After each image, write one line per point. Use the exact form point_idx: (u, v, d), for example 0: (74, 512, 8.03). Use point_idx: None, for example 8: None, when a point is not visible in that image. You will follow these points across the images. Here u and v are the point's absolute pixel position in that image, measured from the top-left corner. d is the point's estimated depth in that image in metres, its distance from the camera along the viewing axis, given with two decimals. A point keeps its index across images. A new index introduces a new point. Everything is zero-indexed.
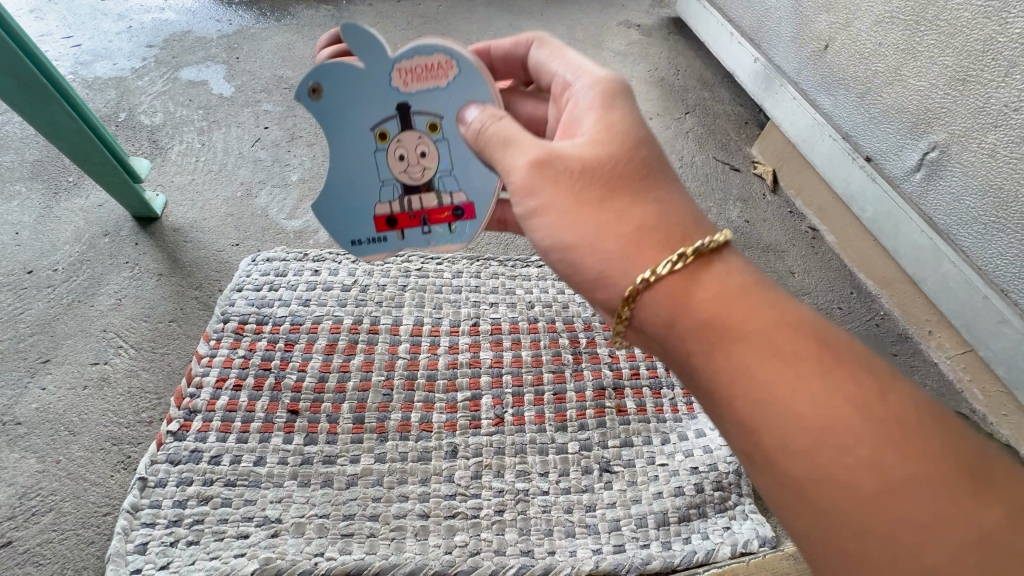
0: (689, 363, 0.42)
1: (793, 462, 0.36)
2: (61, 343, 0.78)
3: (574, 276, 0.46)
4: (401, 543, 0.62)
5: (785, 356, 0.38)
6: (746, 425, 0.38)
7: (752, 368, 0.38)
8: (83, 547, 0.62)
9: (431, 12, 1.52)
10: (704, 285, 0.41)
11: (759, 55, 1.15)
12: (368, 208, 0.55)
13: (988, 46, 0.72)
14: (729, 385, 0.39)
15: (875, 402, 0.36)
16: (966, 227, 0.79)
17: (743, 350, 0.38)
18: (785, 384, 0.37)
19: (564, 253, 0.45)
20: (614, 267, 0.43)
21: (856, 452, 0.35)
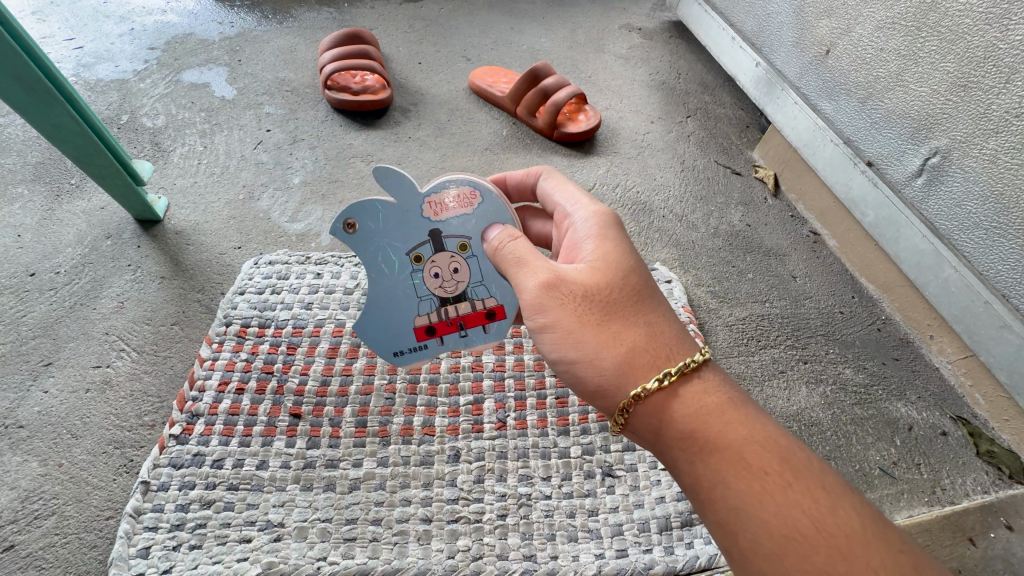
0: (674, 468, 0.44)
1: (763, 565, 0.38)
2: (63, 346, 0.78)
3: (577, 387, 0.47)
4: (403, 547, 0.62)
5: (758, 466, 0.40)
6: (723, 529, 0.40)
7: (729, 477, 0.40)
8: (86, 551, 0.61)
9: (433, 15, 1.52)
10: (685, 398, 0.43)
11: (761, 59, 1.16)
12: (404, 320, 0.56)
13: (989, 53, 0.72)
14: (708, 489, 0.41)
15: (838, 518, 0.38)
16: (967, 233, 0.79)
17: (722, 458, 0.41)
18: (758, 493, 0.39)
19: (568, 366, 0.46)
20: (615, 382, 0.44)
21: (820, 561, 0.36)
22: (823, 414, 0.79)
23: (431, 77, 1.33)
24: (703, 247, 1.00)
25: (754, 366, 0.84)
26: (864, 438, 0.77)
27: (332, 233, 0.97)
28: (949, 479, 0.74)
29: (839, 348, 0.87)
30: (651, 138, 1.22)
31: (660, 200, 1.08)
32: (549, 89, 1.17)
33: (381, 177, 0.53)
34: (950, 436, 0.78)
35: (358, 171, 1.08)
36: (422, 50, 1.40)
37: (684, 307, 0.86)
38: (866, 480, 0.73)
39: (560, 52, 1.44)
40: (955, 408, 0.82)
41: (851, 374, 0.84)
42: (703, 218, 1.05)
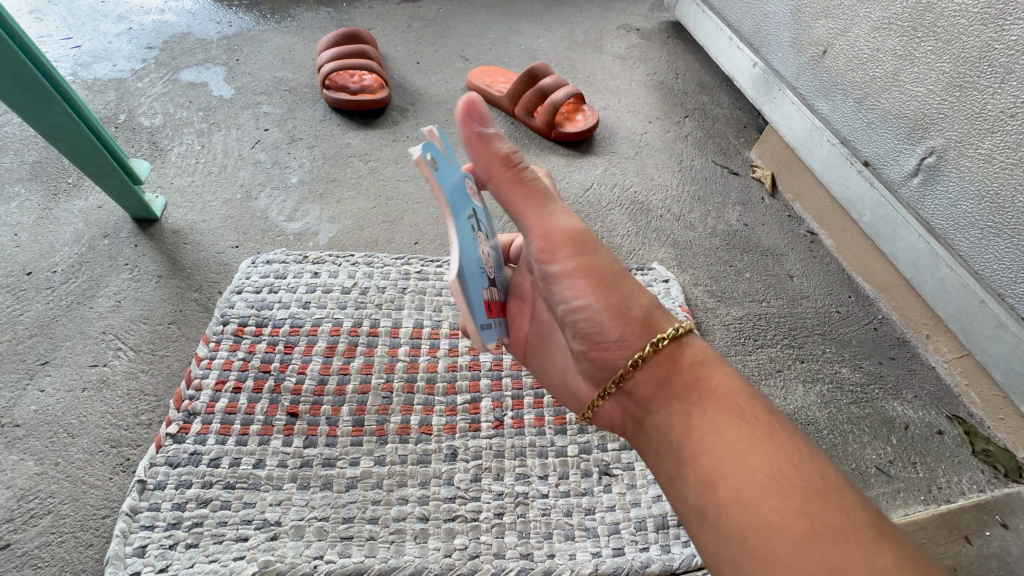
0: (663, 422, 0.44)
1: (741, 511, 0.37)
2: (60, 345, 0.78)
3: (591, 336, 0.47)
4: (400, 546, 0.62)
5: (748, 417, 0.41)
6: (705, 476, 0.39)
7: (719, 424, 0.41)
8: (82, 550, 0.61)
9: (431, 15, 1.52)
10: (687, 353, 0.45)
11: (758, 60, 1.16)
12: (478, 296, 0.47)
13: (984, 53, 0.73)
14: (695, 438, 0.41)
15: (821, 472, 0.38)
16: (963, 232, 0.80)
17: (715, 407, 0.42)
18: (746, 440, 0.39)
19: (591, 313, 0.46)
20: (638, 331, 0.46)
21: (800, 506, 0.36)
22: (819, 413, 0.79)
23: (430, 77, 1.33)
24: (700, 246, 1.00)
25: (750, 365, 0.84)
26: (860, 437, 0.77)
27: (330, 232, 0.97)
28: (945, 477, 0.74)
29: (835, 347, 0.87)
30: (649, 138, 1.22)
31: (657, 200, 1.08)
32: (547, 89, 1.17)
33: (445, 135, 0.45)
34: (946, 435, 0.78)
35: (356, 171, 1.08)
36: (420, 50, 1.40)
37: (681, 306, 0.86)
38: (862, 479, 0.73)
39: (558, 53, 1.44)
40: (952, 407, 0.82)
41: (847, 373, 0.84)
42: (700, 217, 1.05)
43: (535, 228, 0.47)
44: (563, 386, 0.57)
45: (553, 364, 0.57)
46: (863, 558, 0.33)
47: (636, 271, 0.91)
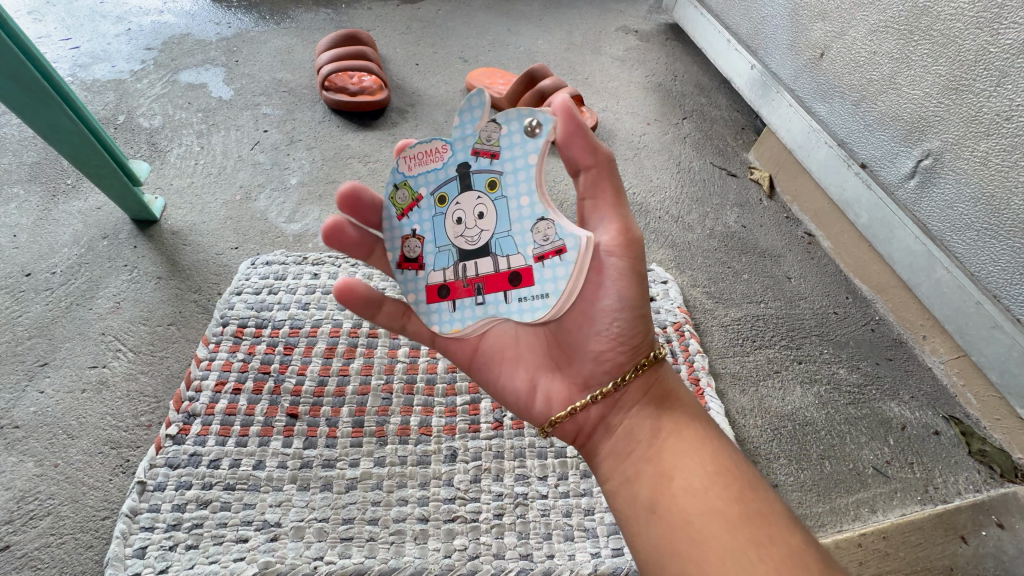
0: (633, 426, 0.50)
1: (689, 500, 0.45)
2: (59, 346, 0.78)
3: (614, 342, 0.51)
4: (401, 547, 0.62)
5: (703, 429, 0.49)
6: (664, 471, 0.47)
7: (681, 431, 0.49)
8: (82, 551, 0.61)
9: (430, 16, 1.53)
10: (663, 373, 0.53)
11: (756, 62, 1.17)
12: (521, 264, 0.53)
13: (980, 56, 0.73)
14: (660, 439, 0.48)
15: (754, 475, 0.47)
16: (959, 234, 0.80)
17: (678, 417, 0.50)
18: (700, 445, 0.48)
19: (626, 322, 0.50)
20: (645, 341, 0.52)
21: (736, 498, 0.44)
22: (817, 413, 0.80)
23: (429, 78, 1.33)
24: (698, 248, 1.01)
25: (749, 366, 0.84)
26: (857, 437, 0.78)
27: None
28: (942, 477, 0.74)
29: (833, 348, 0.88)
30: (647, 140, 1.22)
31: (656, 201, 1.08)
32: (545, 91, 1.17)
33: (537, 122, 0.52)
34: (943, 436, 0.79)
35: (355, 172, 1.08)
36: (419, 51, 1.41)
37: (679, 307, 0.87)
38: (860, 479, 0.73)
39: (557, 54, 1.44)
40: (948, 407, 0.83)
41: (844, 374, 0.85)
42: (699, 219, 1.06)
43: (609, 221, 0.51)
44: (530, 391, 0.54)
45: (522, 368, 0.54)
46: (780, 536, 0.42)
47: None
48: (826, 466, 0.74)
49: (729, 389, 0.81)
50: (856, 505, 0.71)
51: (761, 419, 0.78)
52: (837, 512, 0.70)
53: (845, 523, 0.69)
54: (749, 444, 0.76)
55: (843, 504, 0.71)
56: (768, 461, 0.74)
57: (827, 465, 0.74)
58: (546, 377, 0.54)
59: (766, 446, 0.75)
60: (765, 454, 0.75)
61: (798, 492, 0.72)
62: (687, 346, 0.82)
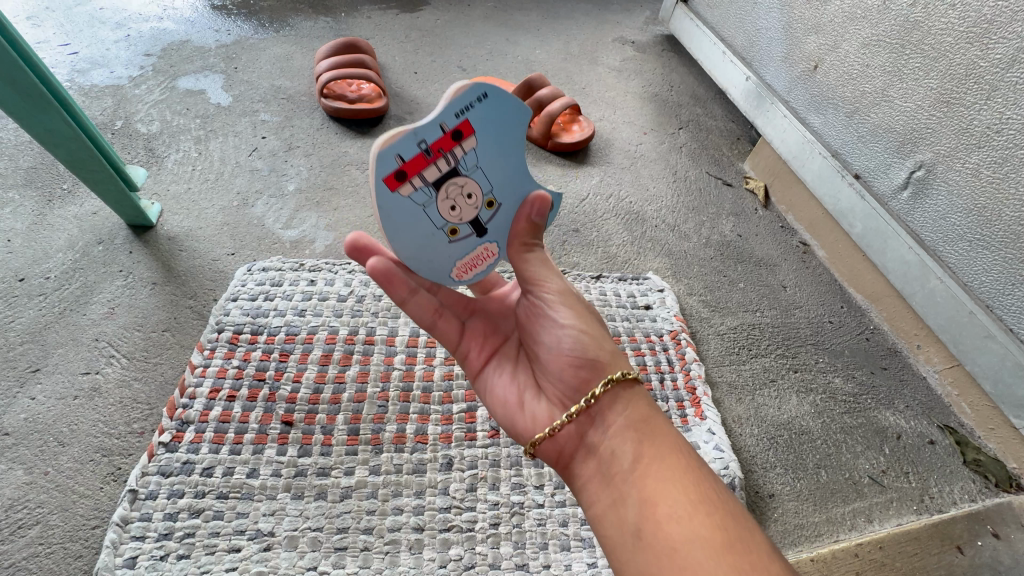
0: (614, 450, 0.48)
1: (672, 527, 0.42)
2: (52, 352, 0.77)
3: (574, 359, 0.50)
4: (395, 557, 0.61)
5: (685, 455, 0.47)
6: (647, 494, 0.44)
7: (662, 455, 0.47)
8: (71, 561, 0.60)
9: (429, 25, 1.54)
10: (639, 393, 0.51)
11: (750, 73, 1.18)
12: (488, 148, 0.49)
13: (970, 70, 0.75)
14: (642, 462, 0.46)
15: (736, 503, 0.45)
16: (952, 244, 0.81)
17: (657, 442, 0.48)
18: (682, 470, 0.46)
19: (579, 339, 0.51)
20: (610, 363, 0.51)
21: (717, 525, 0.42)
22: (813, 422, 0.80)
23: (427, 87, 1.34)
24: (694, 257, 1.01)
25: (745, 375, 0.84)
26: (853, 447, 0.78)
27: (327, 240, 0.97)
28: (937, 487, 0.75)
29: (829, 357, 0.88)
30: (644, 149, 1.23)
31: (652, 210, 1.09)
32: (544, 100, 1.18)
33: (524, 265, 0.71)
34: (938, 445, 0.79)
35: (353, 179, 1.09)
36: (418, 60, 1.42)
37: (675, 316, 0.87)
38: (855, 489, 0.73)
39: (555, 64, 1.46)
40: (942, 416, 0.83)
41: (840, 383, 0.85)
42: (695, 228, 1.07)
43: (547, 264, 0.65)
44: (518, 406, 0.53)
45: (513, 382, 0.54)
46: (764, 566, 0.40)
47: (631, 281, 0.92)
48: (822, 475, 0.74)
49: (726, 397, 0.81)
50: (851, 515, 0.71)
51: (757, 428, 0.78)
52: (833, 522, 0.70)
53: (842, 533, 0.69)
54: (745, 453, 0.76)
55: (839, 514, 0.71)
56: (764, 470, 0.74)
57: (823, 474, 0.74)
58: (533, 395, 0.53)
59: (763, 455, 0.75)
60: (761, 463, 0.75)
61: (794, 502, 0.72)
62: (683, 355, 0.83)
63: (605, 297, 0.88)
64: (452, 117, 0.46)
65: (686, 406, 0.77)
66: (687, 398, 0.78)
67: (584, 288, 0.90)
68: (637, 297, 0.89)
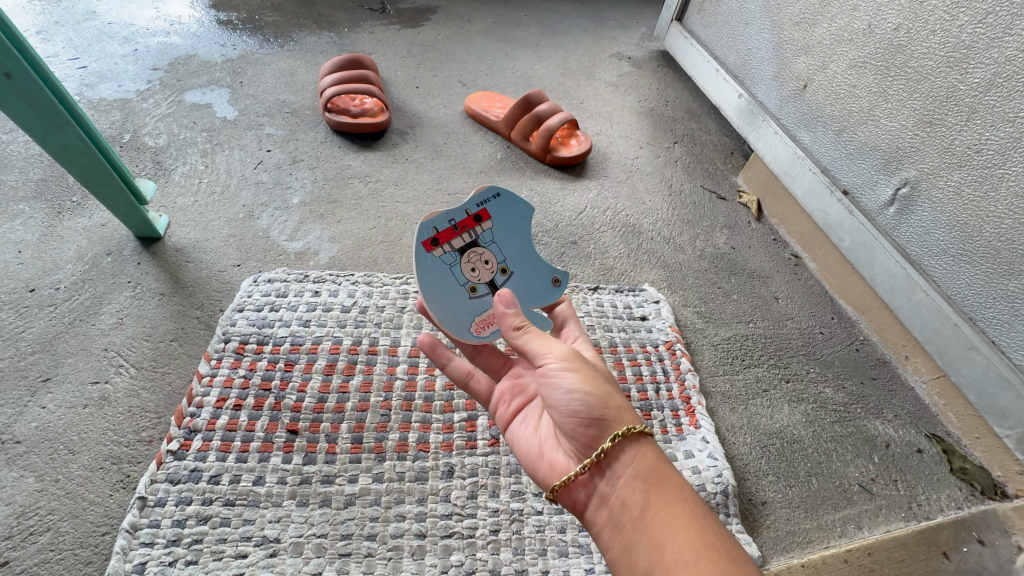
0: (623, 497, 0.47)
1: (680, 573, 0.41)
2: (62, 362, 0.78)
3: (581, 419, 0.49)
4: (398, 562, 0.63)
5: (698, 505, 0.45)
6: (654, 541, 0.43)
7: (672, 503, 0.45)
8: (81, 567, 0.62)
9: (431, 41, 1.58)
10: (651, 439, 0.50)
11: (743, 91, 1.21)
12: (502, 229, 0.61)
13: (951, 92, 0.78)
14: (650, 508, 0.45)
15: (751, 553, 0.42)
16: (936, 259, 0.84)
17: (668, 489, 0.46)
18: (692, 520, 0.44)
19: (585, 400, 0.49)
20: (616, 417, 0.49)
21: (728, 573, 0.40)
22: (804, 431, 0.82)
23: (429, 101, 1.37)
24: (689, 269, 1.04)
25: (738, 385, 0.87)
26: (843, 455, 0.80)
27: (330, 252, 0.99)
28: (925, 495, 0.77)
29: (819, 368, 0.91)
30: (640, 163, 1.26)
31: (648, 223, 1.12)
32: (542, 115, 1.22)
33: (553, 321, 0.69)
34: (925, 454, 0.81)
35: (356, 192, 1.11)
36: (420, 75, 1.45)
37: (670, 327, 0.90)
38: (845, 497, 0.75)
39: (553, 79, 1.49)
40: (930, 425, 0.85)
41: (831, 393, 0.87)
42: (690, 240, 1.09)
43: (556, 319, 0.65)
44: (539, 453, 0.55)
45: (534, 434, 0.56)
46: None
47: (627, 293, 0.95)
48: (813, 483, 0.76)
49: (719, 407, 0.83)
50: (841, 522, 0.73)
51: (749, 437, 0.80)
52: (823, 529, 0.72)
53: (832, 540, 0.71)
54: (738, 461, 0.78)
55: (830, 521, 0.73)
56: (757, 478, 0.76)
57: (813, 482, 0.76)
58: (553, 446, 0.54)
59: (755, 463, 0.78)
60: (754, 471, 0.77)
61: (786, 509, 0.73)
62: (678, 365, 0.85)
63: (602, 308, 0.91)
64: (474, 203, 0.59)
65: (681, 415, 0.79)
66: (681, 407, 0.80)
67: (581, 300, 0.92)
68: (633, 309, 0.92)
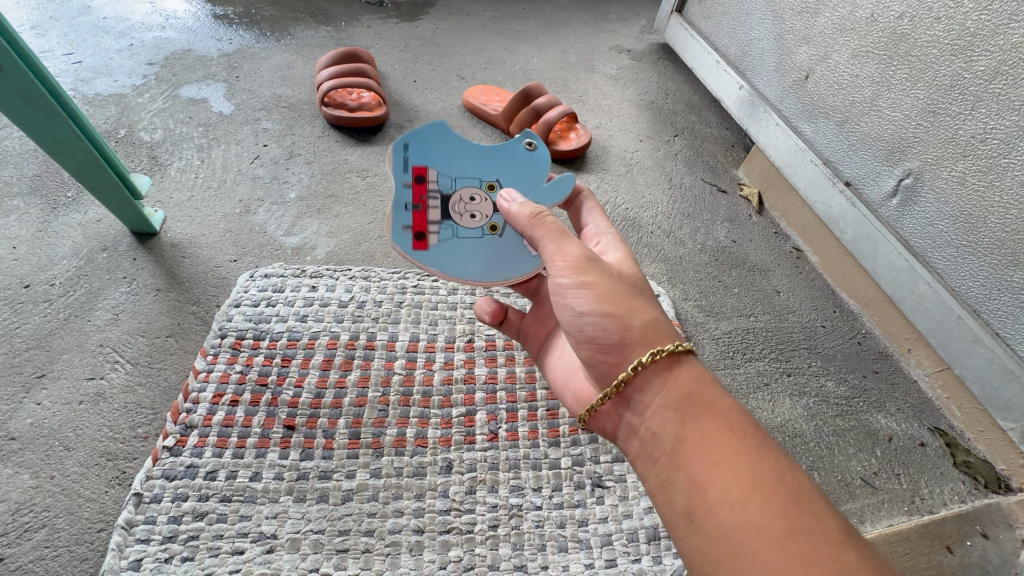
0: (655, 429, 0.47)
1: (720, 507, 0.41)
2: (57, 357, 0.78)
3: (600, 345, 0.50)
4: (396, 558, 0.63)
5: (739, 435, 0.44)
6: (694, 475, 0.43)
7: (708, 435, 0.44)
8: (77, 564, 0.61)
9: (429, 35, 1.56)
10: (684, 370, 0.48)
11: (744, 82, 1.20)
12: (442, 166, 0.61)
13: (956, 81, 0.77)
14: (688, 442, 0.45)
15: (797, 482, 0.42)
16: (940, 250, 0.83)
17: (705, 421, 0.45)
18: (732, 452, 0.43)
19: (601, 322, 0.49)
20: (642, 336, 0.48)
21: (772, 507, 0.40)
22: (806, 425, 0.81)
23: (427, 95, 1.36)
24: (690, 262, 1.03)
25: (739, 378, 0.86)
26: (845, 449, 0.79)
27: (327, 247, 0.98)
28: (928, 488, 0.76)
29: (821, 361, 0.90)
30: (640, 156, 1.25)
31: (648, 216, 1.11)
32: (541, 108, 1.21)
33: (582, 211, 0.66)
34: (928, 447, 0.81)
35: (354, 186, 1.10)
36: (417, 69, 1.44)
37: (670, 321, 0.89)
38: (848, 491, 0.75)
39: (552, 72, 1.48)
40: (933, 419, 0.84)
41: (832, 387, 0.87)
42: (690, 234, 1.08)
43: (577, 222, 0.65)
44: (564, 382, 0.62)
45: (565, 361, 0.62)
46: (828, 551, 0.37)
47: None
48: (815, 477, 0.76)
49: None
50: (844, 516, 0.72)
51: None
52: None
53: None
54: None
55: None
56: None
57: (815, 476, 0.76)
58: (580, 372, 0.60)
59: None
60: None
61: None
62: None
63: None
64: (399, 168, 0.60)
65: None
66: None
67: None
68: None
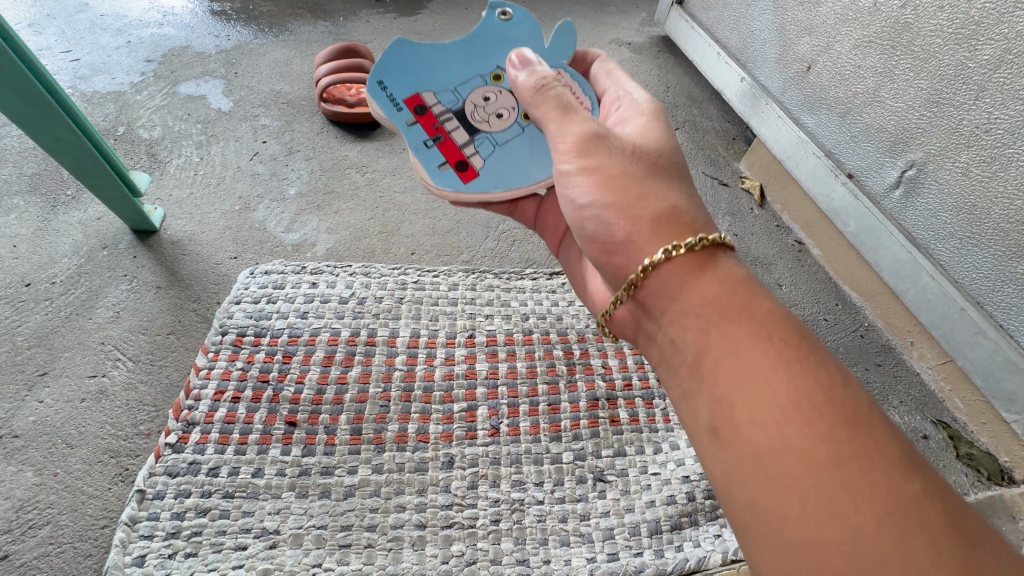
0: (677, 335, 0.44)
1: (751, 424, 0.38)
2: (59, 355, 0.78)
3: (604, 242, 0.48)
4: (398, 553, 0.63)
5: (773, 344, 0.40)
6: (721, 389, 0.40)
7: (736, 342, 0.40)
8: (81, 560, 0.61)
9: (427, 29, 1.55)
10: (709, 271, 0.44)
11: (745, 74, 1.19)
12: (432, 85, 0.58)
13: (959, 71, 0.76)
14: (713, 351, 0.41)
15: (842, 397, 0.38)
16: (943, 242, 0.82)
17: (734, 326, 0.41)
18: (766, 362, 0.39)
19: (604, 211, 0.47)
20: (656, 227, 0.45)
21: (814, 429, 0.36)
22: None
23: None
24: None
25: None
26: None
27: (327, 243, 0.98)
28: None
29: None
30: None
31: None
32: None
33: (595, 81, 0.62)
34: (931, 440, 0.80)
35: (353, 182, 1.10)
36: None
37: None
38: None
39: None
40: (936, 411, 0.84)
41: None
42: None
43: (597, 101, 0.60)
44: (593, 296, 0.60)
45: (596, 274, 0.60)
46: (878, 479, 0.34)
47: None
48: None
49: None
50: None
51: None
52: None
53: None
54: None
55: None
56: None
57: None
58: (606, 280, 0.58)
59: None
60: None
61: None
62: None
63: None
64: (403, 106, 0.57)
65: None
66: None
67: None
68: None
